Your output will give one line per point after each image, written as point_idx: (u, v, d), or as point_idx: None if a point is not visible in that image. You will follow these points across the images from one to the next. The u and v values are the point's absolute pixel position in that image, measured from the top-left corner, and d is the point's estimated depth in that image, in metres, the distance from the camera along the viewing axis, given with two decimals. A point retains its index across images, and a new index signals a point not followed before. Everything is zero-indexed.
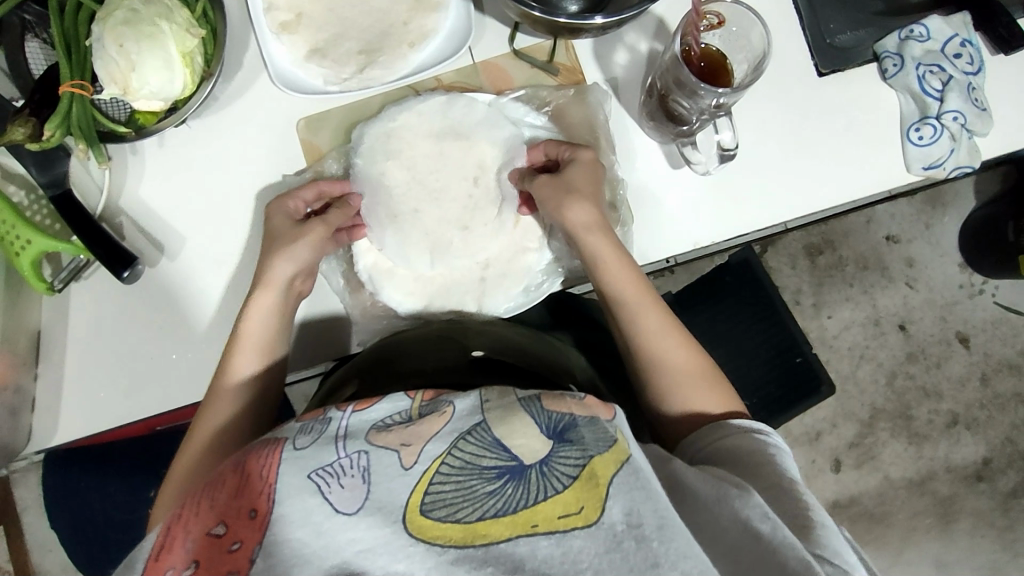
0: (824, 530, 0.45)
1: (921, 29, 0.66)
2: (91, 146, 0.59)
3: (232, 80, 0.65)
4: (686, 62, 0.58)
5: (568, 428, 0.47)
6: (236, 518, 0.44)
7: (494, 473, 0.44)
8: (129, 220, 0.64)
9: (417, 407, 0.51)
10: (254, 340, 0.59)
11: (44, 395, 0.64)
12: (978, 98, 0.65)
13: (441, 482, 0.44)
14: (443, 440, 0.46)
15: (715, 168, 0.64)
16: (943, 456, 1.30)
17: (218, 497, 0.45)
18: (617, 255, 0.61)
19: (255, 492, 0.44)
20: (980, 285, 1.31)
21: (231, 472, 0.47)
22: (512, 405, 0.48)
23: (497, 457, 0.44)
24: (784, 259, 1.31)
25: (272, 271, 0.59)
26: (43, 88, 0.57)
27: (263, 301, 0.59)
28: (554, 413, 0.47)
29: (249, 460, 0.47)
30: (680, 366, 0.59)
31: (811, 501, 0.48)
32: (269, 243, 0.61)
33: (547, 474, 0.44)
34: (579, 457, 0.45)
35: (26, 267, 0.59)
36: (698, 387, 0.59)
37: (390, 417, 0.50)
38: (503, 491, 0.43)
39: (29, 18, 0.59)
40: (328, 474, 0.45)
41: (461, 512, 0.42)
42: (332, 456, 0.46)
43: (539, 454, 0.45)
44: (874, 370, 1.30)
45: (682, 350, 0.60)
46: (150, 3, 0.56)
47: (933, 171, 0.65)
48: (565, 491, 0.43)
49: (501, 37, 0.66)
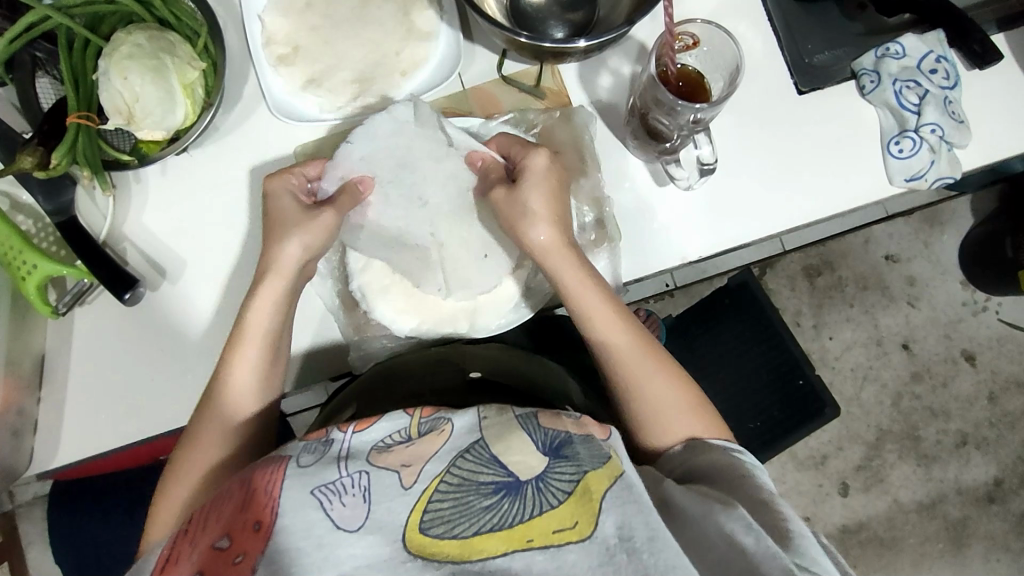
0: (805, 540, 0.46)
1: (897, 46, 0.68)
2: (96, 174, 0.62)
3: (232, 110, 0.68)
4: (664, 82, 0.60)
5: (564, 444, 0.47)
6: (241, 531, 0.44)
7: (491, 489, 0.44)
8: (132, 245, 0.66)
9: (417, 425, 0.51)
10: (252, 345, 0.59)
11: (48, 417, 0.65)
12: (955, 112, 0.67)
13: (440, 500, 0.44)
14: (443, 458, 0.46)
15: (696, 183, 0.66)
16: (953, 477, 1.28)
17: (224, 512, 0.46)
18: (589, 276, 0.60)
19: (261, 505, 0.45)
20: (982, 302, 1.31)
21: (238, 488, 0.47)
22: (511, 422, 0.48)
23: (494, 472, 0.45)
24: (784, 280, 1.31)
25: (284, 256, 0.60)
26: (50, 120, 0.59)
27: (268, 292, 0.60)
28: (550, 430, 0.48)
29: (255, 477, 0.47)
30: (654, 380, 0.59)
31: (789, 513, 0.48)
32: (277, 228, 0.61)
33: (543, 489, 0.44)
34: (574, 472, 0.45)
35: (32, 291, 0.61)
36: (670, 414, 0.58)
37: (391, 437, 0.49)
38: (499, 506, 0.43)
39: (40, 55, 0.62)
40: (330, 491, 0.45)
41: (458, 529, 0.43)
42: (334, 474, 0.46)
43: (534, 470, 0.45)
44: (879, 391, 1.30)
45: (655, 375, 0.59)
46: (155, 38, 0.59)
47: (916, 182, 0.66)
48: (560, 506, 0.43)
49: (490, 64, 0.69)
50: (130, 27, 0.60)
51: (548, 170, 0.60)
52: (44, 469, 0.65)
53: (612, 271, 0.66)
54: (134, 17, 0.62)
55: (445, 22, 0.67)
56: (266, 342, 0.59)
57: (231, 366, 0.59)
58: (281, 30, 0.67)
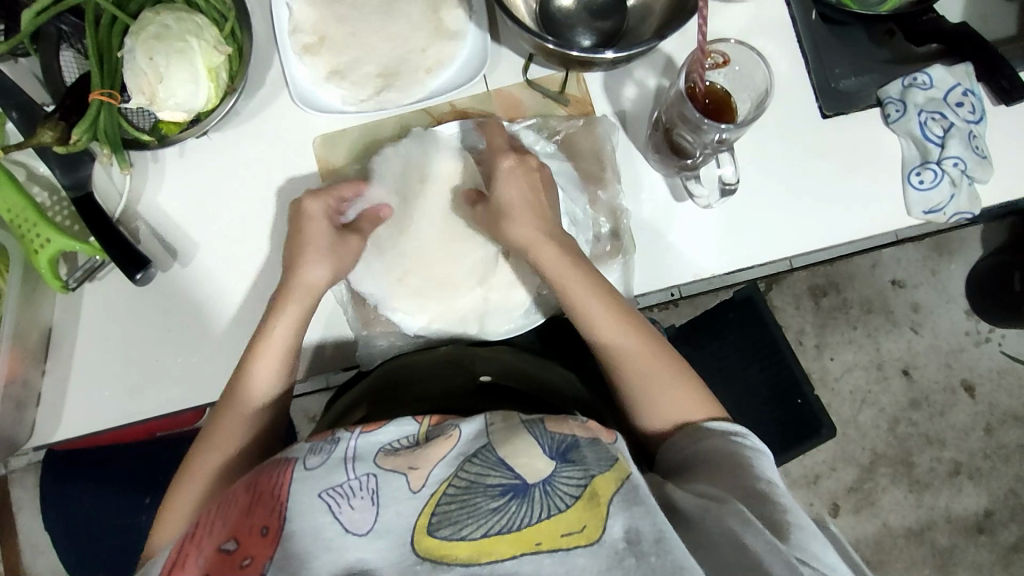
0: (804, 532, 0.46)
1: (924, 77, 0.68)
2: (115, 152, 0.61)
3: (254, 96, 0.67)
4: (691, 98, 0.59)
5: (570, 449, 0.47)
6: (247, 534, 0.44)
7: (498, 491, 0.44)
8: (146, 224, 0.66)
9: (426, 431, 0.50)
10: (273, 358, 0.59)
11: (51, 391, 0.65)
12: (978, 147, 0.67)
13: (448, 502, 0.44)
14: (450, 464, 0.47)
15: (716, 202, 0.66)
16: (944, 505, 1.28)
17: (230, 516, 0.46)
18: (569, 264, 0.60)
19: (266, 509, 0.45)
20: (986, 333, 1.31)
21: (244, 493, 0.47)
22: (517, 427, 0.48)
23: (502, 475, 0.45)
24: (789, 298, 1.31)
25: (307, 274, 0.60)
26: (72, 94, 0.59)
27: (289, 315, 0.60)
28: (557, 435, 0.48)
29: (261, 480, 0.47)
30: (654, 366, 0.59)
31: (788, 503, 0.48)
32: (298, 250, 0.60)
33: (550, 493, 0.44)
34: (581, 477, 0.45)
35: (42, 264, 0.61)
36: (664, 391, 0.58)
37: (398, 442, 0.49)
38: (507, 508, 0.43)
39: (66, 28, 0.62)
40: (338, 494, 0.45)
41: (466, 530, 0.42)
42: (342, 477, 0.46)
43: (542, 474, 0.45)
44: (876, 414, 1.30)
45: (639, 339, 0.59)
46: (182, 20, 0.59)
47: (934, 215, 0.66)
48: (568, 509, 0.43)
49: (516, 67, 0.68)
50: (160, 7, 0.60)
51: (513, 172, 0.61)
52: (43, 442, 0.65)
53: (625, 284, 0.66)
54: None
55: (474, 22, 0.67)
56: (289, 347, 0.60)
57: (251, 374, 0.59)
58: (308, 19, 0.67)
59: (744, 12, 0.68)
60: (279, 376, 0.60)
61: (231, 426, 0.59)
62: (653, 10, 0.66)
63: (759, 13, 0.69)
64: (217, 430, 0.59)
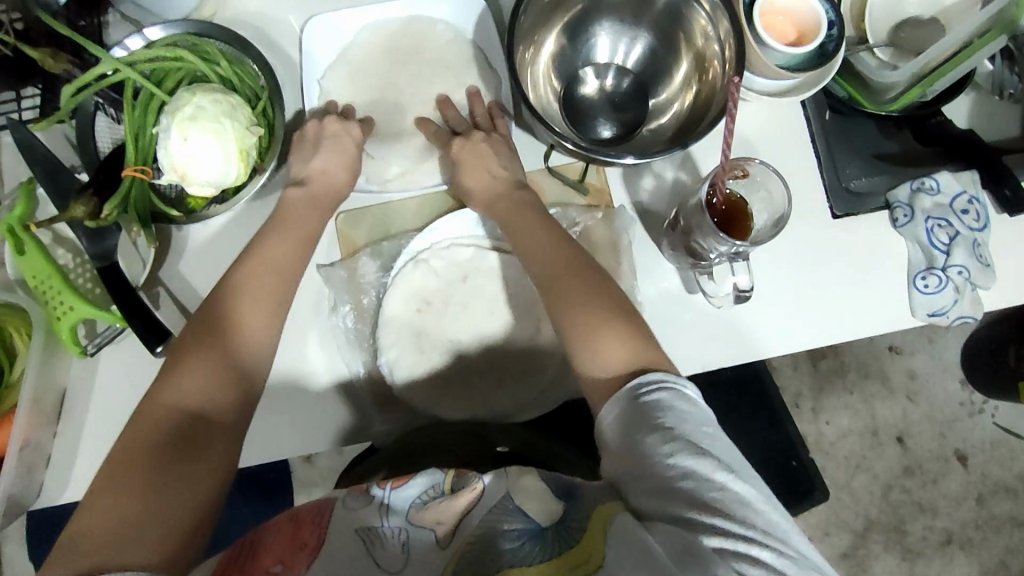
0: (718, 513, 0.43)
1: (931, 183, 0.70)
2: (144, 228, 0.63)
3: (280, 169, 0.69)
4: (709, 209, 0.61)
5: (579, 488, 0.51)
6: (289, 552, 0.47)
7: (514, 534, 0.48)
8: (166, 290, 0.67)
9: (450, 479, 0.53)
10: (267, 299, 0.58)
11: (62, 453, 0.65)
12: (981, 255, 0.69)
13: (469, 548, 0.47)
14: (476, 511, 0.50)
15: (728, 304, 0.67)
16: (935, 575, 1.29)
17: (268, 538, 0.49)
18: (547, 232, 0.61)
19: (308, 534, 0.49)
20: (979, 404, 1.33)
21: (284, 521, 0.50)
22: (531, 469, 0.53)
23: (516, 520, 0.49)
24: (787, 361, 1.33)
25: (270, 246, 0.60)
26: (106, 169, 0.61)
27: (259, 265, 0.59)
28: (566, 478, 0.52)
29: (300, 511, 0.51)
30: (592, 317, 0.55)
31: (680, 465, 0.45)
32: (253, 246, 0.60)
33: (562, 530, 0.47)
34: (586, 512, 0.48)
35: (64, 332, 0.62)
36: (592, 337, 0.54)
37: (425, 493, 0.52)
38: (521, 549, 0.47)
39: (101, 101, 0.63)
40: (372, 537, 0.49)
41: (486, 569, 0.46)
42: (376, 522, 0.50)
43: (554, 515, 0.49)
44: (870, 481, 1.31)
45: (586, 300, 0.56)
46: (218, 102, 0.61)
47: (937, 317, 0.68)
48: (576, 543, 0.46)
49: (537, 154, 0.70)
50: (196, 88, 0.61)
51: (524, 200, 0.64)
52: (52, 504, 0.65)
53: None
54: (198, 73, 0.64)
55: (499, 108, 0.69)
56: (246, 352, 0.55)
57: (239, 305, 0.56)
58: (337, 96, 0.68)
59: (759, 109, 0.71)
60: (230, 405, 0.53)
61: (195, 371, 0.53)
62: (673, 106, 0.68)
63: (773, 111, 0.71)
64: (170, 392, 0.52)
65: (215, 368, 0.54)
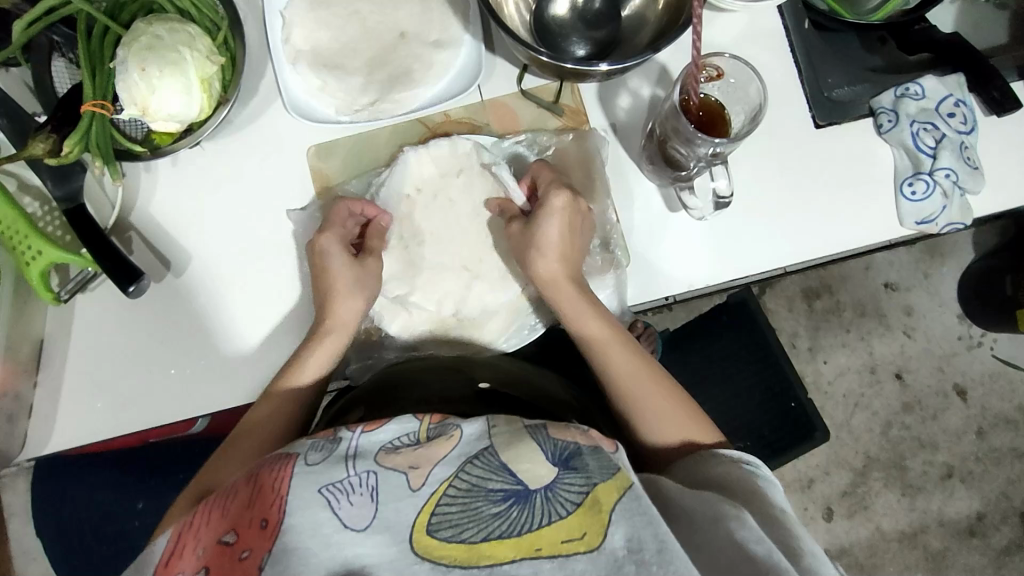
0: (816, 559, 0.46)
1: (916, 87, 0.69)
2: (107, 163, 0.60)
3: (247, 105, 0.67)
4: (685, 111, 0.60)
5: (573, 456, 0.47)
6: (246, 527, 0.44)
7: (500, 496, 0.44)
8: (139, 235, 0.66)
9: (426, 429, 0.51)
10: (329, 350, 0.62)
11: (43, 404, 0.65)
12: (970, 157, 0.67)
13: (448, 503, 0.44)
14: (452, 463, 0.47)
15: (710, 214, 0.66)
16: (937, 508, 1.29)
17: (230, 508, 0.47)
18: (591, 304, 0.63)
19: (267, 502, 0.45)
20: (978, 337, 1.32)
21: (245, 487, 0.48)
22: (519, 431, 0.49)
23: (504, 480, 0.45)
24: (782, 301, 1.32)
25: (343, 311, 0.62)
26: (63, 107, 0.59)
27: (324, 351, 0.62)
28: (559, 441, 0.48)
29: (262, 475, 0.48)
30: (661, 403, 0.60)
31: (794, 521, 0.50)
32: (331, 288, 0.61)
33: (552, 499, 0.44)
34: (582, 484, 0.45)
35: (34, 277, 0.60)
36: (682, 418, 0.60)
37: (398, 439, 0.50)
38: (508, 513, 0.43)
39: (57, 39, 0.61)
40: (338, 490, 0.45)
41: (466, 532, 0.43)
42: (343, 473, 0.47)
43: (544, 480, 0.45)
44: (869, 418, 1.30)
45: (666, 396, 0.61)
46: (174, 31, 0.59)
47: (926, 226, 0.67)
48: (569, 516, 0.43)
49: (510, 78, 0.68)
50: (152, 18, 0.59)
51: (567, 208, 0.63)
52: (35, 455, 0.65)
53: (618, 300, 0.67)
54: (153, 6, 0.62)
55: (469, 32, 0.67)
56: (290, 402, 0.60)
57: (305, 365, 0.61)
58: (300, 28, 0.66)
59: (736, 24, 0.69)
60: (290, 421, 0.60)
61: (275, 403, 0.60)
62: (647, 21, 0.66)
63: (752, 23, 0.69)
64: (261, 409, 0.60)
65: (283, 410, 0.60)
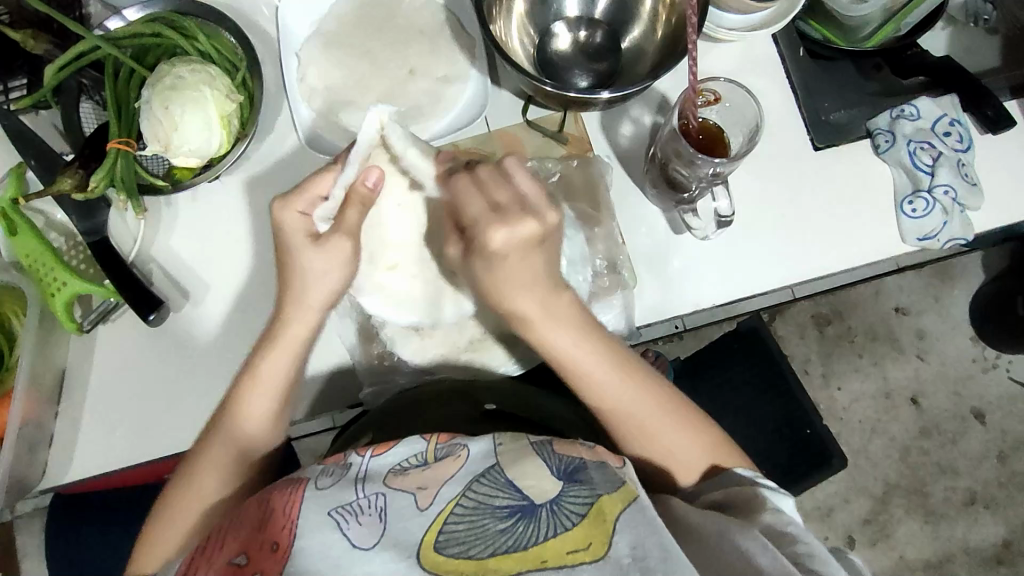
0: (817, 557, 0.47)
1: (911, 109, 0.71)
2: (131, 198, 0.63)
3: (264, 140, 0.70)
4: (685, 134, 0.62)
5: (578, 470, 0.47)
6: (257, 549, 0.45)
7: (506, 512, 0.44)
8: (158, 267, 0.68)
9: (434, 450, 0.51)
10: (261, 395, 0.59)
11: (64, 434, 0.66)
12: (967, 174, 0.68)
13: (456, 521, 0.44)
14: (458, 482, 0.47)
15: (712, 233, 0.67)
16: (961, 536, 1.26)
17: (242, 530, 0.47)
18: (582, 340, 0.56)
19: (277, 525, 0.46)
20: (993, 359, 1.30)
21: (256, 508, 0.48)
22: (526, 448, 0.49)
23: (509, 496, 0.45)
24: (793, 328, 1.32)
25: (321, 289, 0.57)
26: (91, 145, 0.63)
27: (278, 354, 0.59)
28: (564, 456, 0.48)
29: (273, 498, 0.48)
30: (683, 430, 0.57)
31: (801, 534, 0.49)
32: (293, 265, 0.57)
33: (557, 512, 0.44)
34: (587, 496, 0.45)
35: (59, 307, 0.63)
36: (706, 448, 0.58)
37: (408, 461, 0.51)
38: (515, 528, 0.43)
39: (85, 82, 0.65)
40: (347, 512, 0.46)
41: (473, 549, 0.43)
42: (352, 496, 0.47)
43: (549, 494, 0.45)
44: (886, 444, 1.29)
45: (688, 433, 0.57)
46: (196, 71, 0.62)
47: (928, 242, 0.67)
48: (574, 528, 0.43)
49: (514, 109, 0.71)
50: (175, 60, 0.63)
51: (534, 199, 0.53)
52: (55, 484, 0.66)
53: (628, 320, 0.66)
54: (176, 50, 0.66)
55: (474, 67, 0.70)
56: (242, 455, 0.59)
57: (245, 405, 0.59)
58: (314, 68, 0.69)
59: (732, 53, 0.71)
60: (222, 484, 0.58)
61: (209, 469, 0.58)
62: (646, 53, 0.69)
63: (747, 52, 0.72)
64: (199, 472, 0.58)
65: (223, 477, 0.58)
